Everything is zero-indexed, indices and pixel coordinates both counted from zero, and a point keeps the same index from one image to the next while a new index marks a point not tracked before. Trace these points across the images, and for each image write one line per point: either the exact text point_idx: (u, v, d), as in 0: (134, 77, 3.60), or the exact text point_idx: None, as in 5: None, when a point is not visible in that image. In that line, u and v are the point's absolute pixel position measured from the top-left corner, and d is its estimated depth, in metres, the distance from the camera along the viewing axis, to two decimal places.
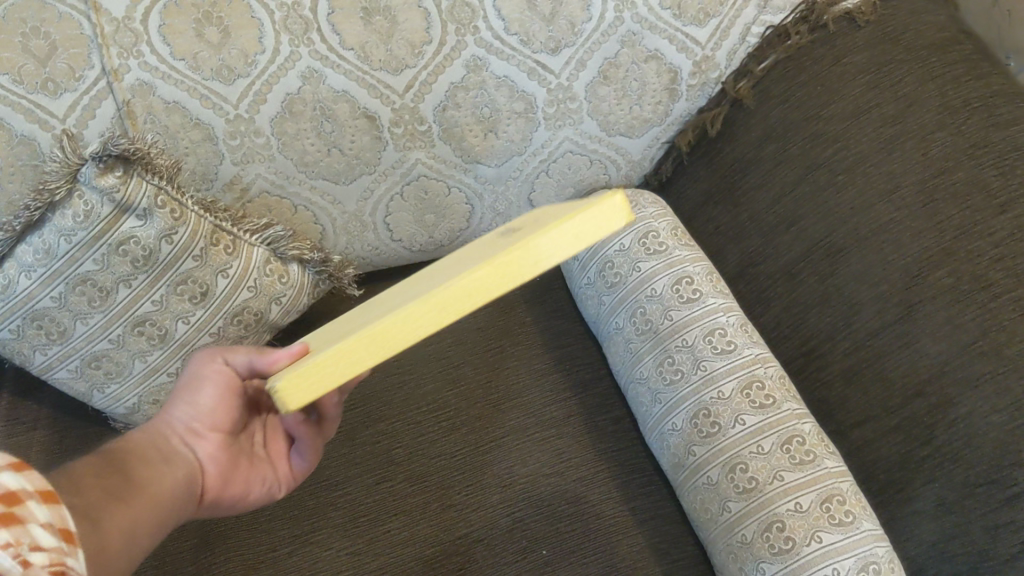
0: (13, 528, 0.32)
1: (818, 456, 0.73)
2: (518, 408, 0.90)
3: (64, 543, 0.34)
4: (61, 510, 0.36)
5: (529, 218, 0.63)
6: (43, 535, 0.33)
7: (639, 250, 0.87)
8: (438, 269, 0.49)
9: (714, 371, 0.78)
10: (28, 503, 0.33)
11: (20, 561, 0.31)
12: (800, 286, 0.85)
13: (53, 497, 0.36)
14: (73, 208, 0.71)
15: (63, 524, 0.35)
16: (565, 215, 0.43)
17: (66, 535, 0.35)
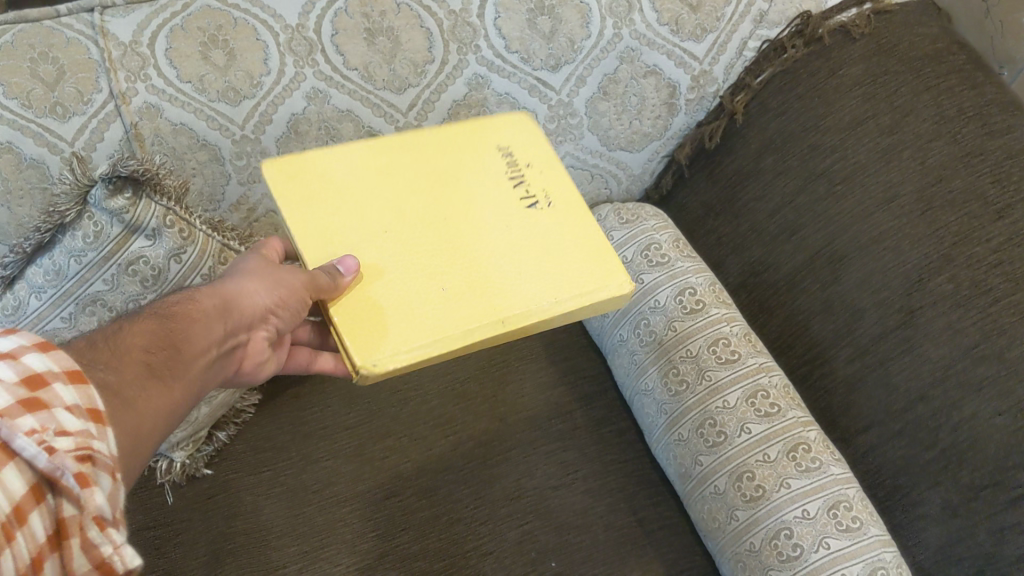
0: (41, 415, 0.36)
1: (823, 463, 0.74)
2: (524, 421, 0.90)
3: (92, 426, 0.39)
4: (90, 391, 0.40)
5: (508, 218, 0.65)
6: (70, 420, 0.37)
7: (641, 262, 0.87)
8: (476, 255, 0.62)
9: (719, 381, 0.79)
10: (54, 387, 0.38)
11: (46, 448, 0.35)
12: (801, 296, 0.86)
13: (81, 381, 0.40)
14: (83, 229, 0.71)
15: (90, 404, 0.40)
16: (555, 284, 0.62)
17: (91, 415, 0.39)
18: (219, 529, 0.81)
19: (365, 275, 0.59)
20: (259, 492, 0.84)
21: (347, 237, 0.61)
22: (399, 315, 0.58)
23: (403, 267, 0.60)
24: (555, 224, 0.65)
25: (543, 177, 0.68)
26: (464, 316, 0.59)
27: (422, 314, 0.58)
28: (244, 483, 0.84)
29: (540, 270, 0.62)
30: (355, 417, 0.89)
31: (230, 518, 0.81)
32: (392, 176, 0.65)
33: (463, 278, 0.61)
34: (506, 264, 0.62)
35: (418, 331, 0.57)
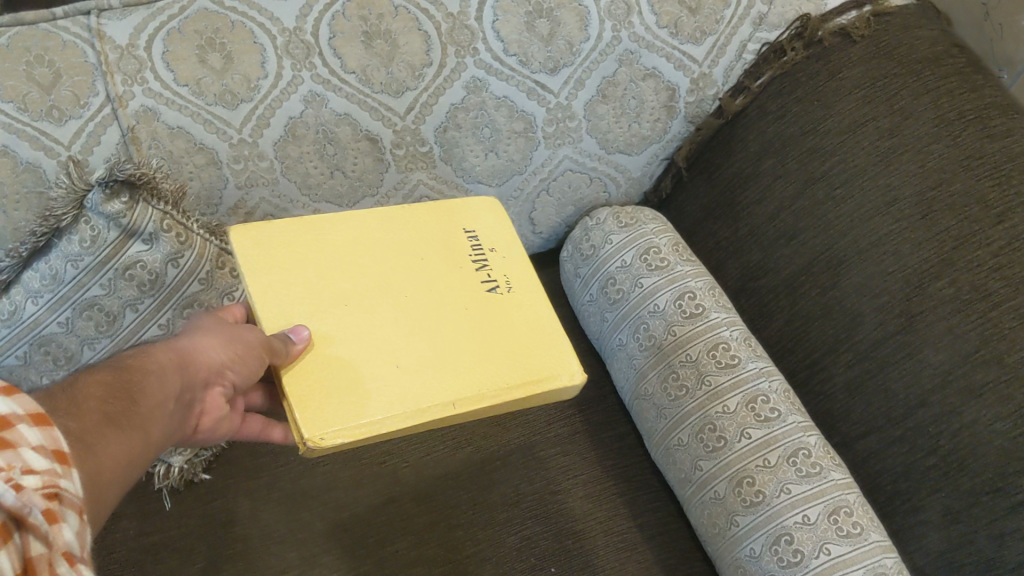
0: (5, 453, 0.34)
1: (824, 468, 0.74)
2: (523, 426, 0.90)
3: (57, 466, 0.37)
4: (53, 432, 0.38)
5: (467, 290, 0.64)
6: (36, 459, 0.35)
7: (641, 266, 0.86)
8: (430, 325, 0.61)
9: (719, 386, 0.79)
10: (19, 427, 0.36)
11: (13, 486, 0.33)
12: (801, 299, 0.85)
13: (47, 425, 0.38)
14: (80, 234, 0.71)
15: (54, 445, 0.38)
16: (512, 361, 0.61)
17: (56, 456, 0.37)
18: (217, 536, 0.81)
19: (317, 343, 0.58)
20: (259, 497, 0.83)
21: (308, 303, 0.60)
22: (352, 382, 0.56)
23: (359, 337, 0.59)
24: (511, 300, 0.65)
25: (507, 263, 0.68)
26: (418, 386, 0.57)
27: (373, 385, 0.56)
28: (243, 489, 0.84)
29: (497, 346, 0.61)
30: None
31: (227, 524, 0.81)
32: (357, 247, 0.64)
33: (421, 349, 0.59)
34: (462, 336, 0.61)
35: (374, 401, 0.55)
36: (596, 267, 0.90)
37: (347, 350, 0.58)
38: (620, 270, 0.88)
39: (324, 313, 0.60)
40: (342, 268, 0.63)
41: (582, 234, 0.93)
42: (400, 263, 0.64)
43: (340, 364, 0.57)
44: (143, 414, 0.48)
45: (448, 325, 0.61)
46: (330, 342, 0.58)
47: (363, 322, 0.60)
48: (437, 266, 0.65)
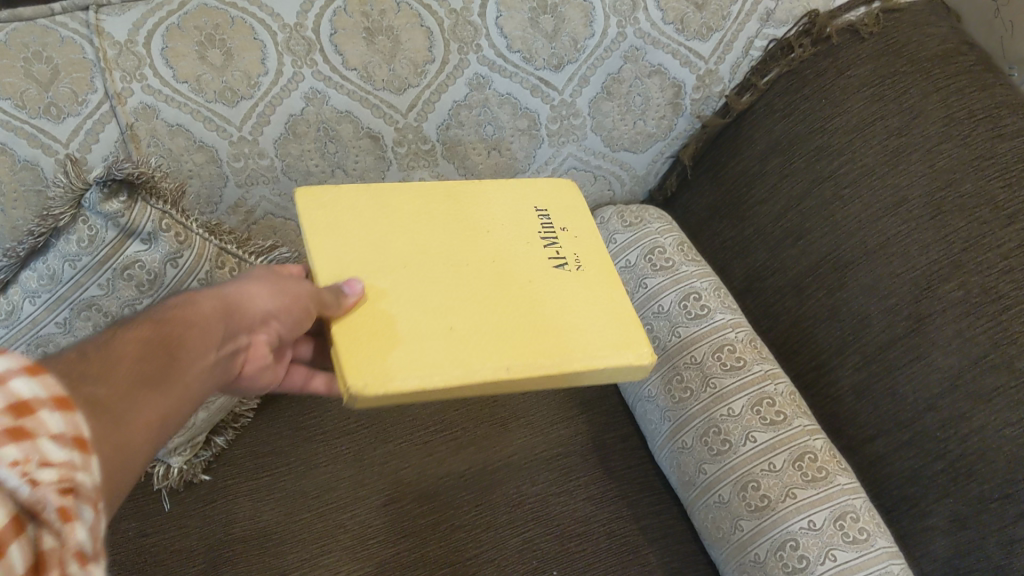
0: (24, 444, 0.30)
1: (830, 473, 0.73)
2: (525, 427, 0.89)
3: (78, 458, 0.33)
4: (75, 419, 0.34)
5: (529, 261, 0.64)
6: (54, 449, 0.31)
7: (646, 266, 0.85)
8: (489, 295, 0.60)
9: (723, 389, 0.78)
10: (39, 413, 0.32)
11: (28, 479, 0.29)
12: (807, 301, 0.84)
13: (65, 408, 0.33)
14: (77, 233, 0.70)
15: (77, 433, 0.34)
16: (572, 337, 0.60)
17: (77, 441, 0.33)
18: (216, 538, 0.80)
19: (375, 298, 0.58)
20: (260, 498, 0.83)
21: (371, 265, 0.60)
22: (406, 339, 0.56)
23: (417, 299, 0.59)
24: (575, 279, 0.64)
25: (576, 242, 0.68)
26: (473, 350, 0.56)
27: (428, 343, 0.56)
28: (244, 489, 0.83)
29: (557, 319, 0.60)
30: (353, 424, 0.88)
31: (227, 526, 0.80)
32: (424, 219, 0.65)
33: (478, 315, 0.59)
34: (519, 306, 0.60)
35: (428, 361, 0.54)
36: None
37: (398, 307, 0.58)
38: (624, 271, 0.87)
39: (388, 273, 0.60)
40: (407, 236, 0.63)
41: None
42: (464, 229, 0.65)
43: (396, 324, 0.56)
44: (182, 371, 0.46)
45: (507, 294, 0.61)
46: (389, 300, 0.58)
47: (424, 285, 0.60)
48: (500, 240, 0.65)
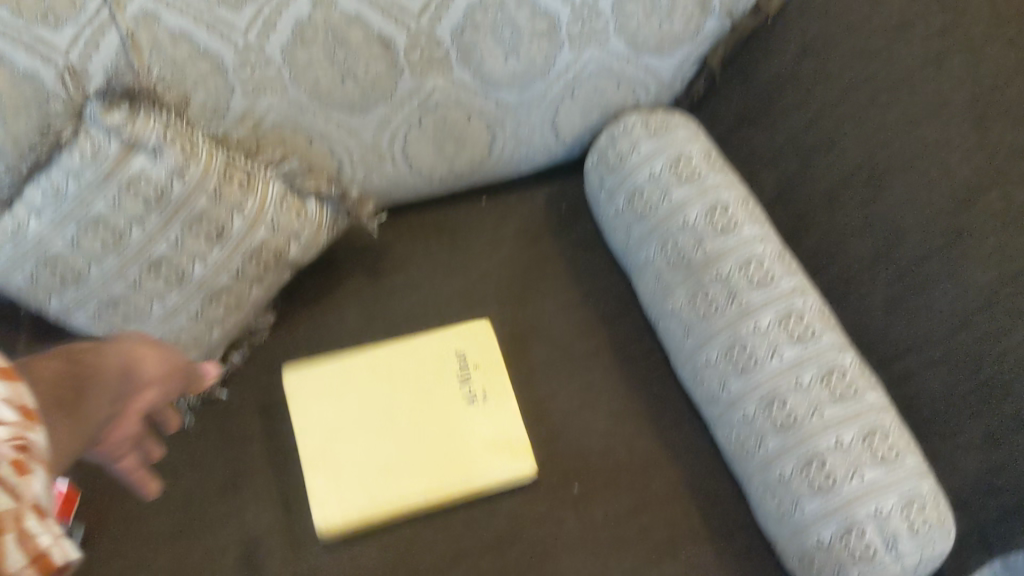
0: None
1: (860, 390, 0.71)
2: (545, 343, 0.87)
3: (23, 419, 0.39)
4: (20, 388, 0.40)
5: (387, 424, 0.78)
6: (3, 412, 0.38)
7: (670, 177, 0.82)
8: (405, 420, 0.78)
9: (750, 304, 0.75)
10: None
11: None
12: (838, 213, 0.81)
13: (16, 379, 0.40)
14: (81, 149, 0.68)
15: (23, 402, 0.40)
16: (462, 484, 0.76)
17: (25, 410, 0.40)
18: (235, 455, 0.79)
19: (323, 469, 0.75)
20: (278, 415, 0.82)
21: (354, 433, 0.77)
22: (365, 486, 0.75)
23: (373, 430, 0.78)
24: (425, 401, 0.80)
25: (423, 353, 0.82)
26: (418, 493, 0.75)
27: (390, 484, 0.75)
28: (261, 406, 0.82)
29: (455, 479, 0.76)
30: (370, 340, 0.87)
31: (246, 443, 0.80)
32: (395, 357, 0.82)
33: (377, 442, 0.77)
34: (428, 420, 0.79)
35: (395, 497, 0.74)
36: (621, 177, 0.85)
37: (335, 461, 0.76)
38: (648, 182, 0.83)
39: (316, 421, 0.78)
40: (364, 369, 0.80)
41: (608, 142, 0.88)
42: (414, 371, 0.81)
43: (379, 479, 0.75)
44: (83, 410, 0.54)
45: (417, 453, 0.77)
46: (330, 469, 0.75)
47: (358, 414, 0.78)
48: (436, 389, 0.80)
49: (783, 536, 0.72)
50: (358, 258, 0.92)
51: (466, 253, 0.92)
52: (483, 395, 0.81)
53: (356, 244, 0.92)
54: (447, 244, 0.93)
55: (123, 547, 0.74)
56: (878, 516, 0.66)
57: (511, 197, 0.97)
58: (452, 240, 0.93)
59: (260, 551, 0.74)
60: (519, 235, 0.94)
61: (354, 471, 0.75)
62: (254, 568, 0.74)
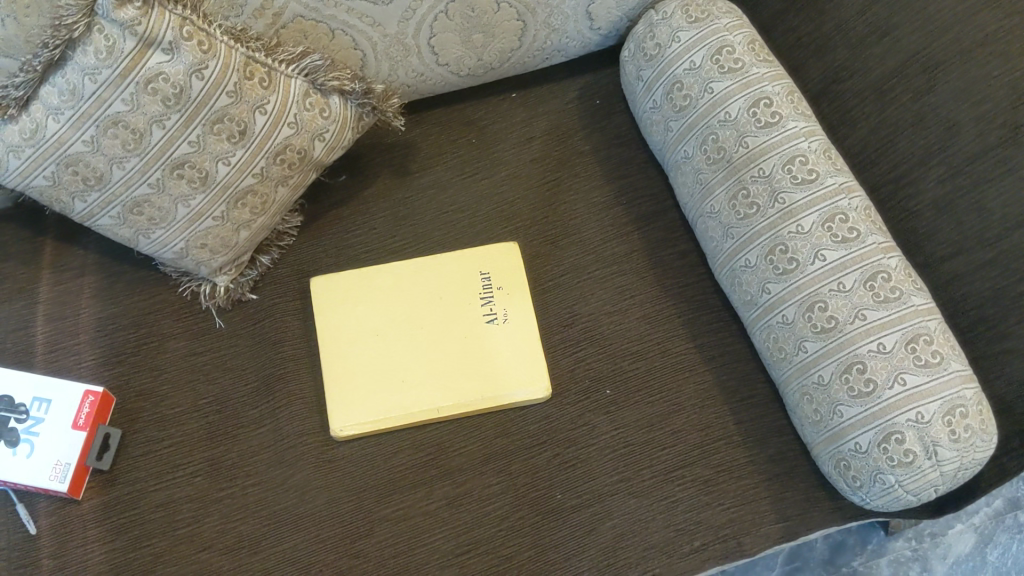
0: None
1: (904, 293, 0.68)
2: (577, 244, 0.85)
3: None
4: None
5: (412, 340, 0.78)
6: None
7: (712, 68, 0.77)
8: (424, 328, 0.78)
9: (793, 204, 0.72)
10: None
11: None
12: (890, 106, 0.77)
13: None
14: (94, 45, 0.64)
15: None
16: (480, 402, 0.76)
17: None
18: (266, 358, 0.79)
19: (340, 374, 0.76)
20: (308, 318, 0.81)
21: (376, 343, 0.78)
22: (380, 396, 0.76)
23: (393, 340, 0.78)
24: (446, 313, 0.79)
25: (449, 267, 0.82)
26: (437, 408, 0.75)
27: (406, 396, 0.76)
28: (291, 309, 0.82)
29: (475, 397, 0.76)
30: (399, 241, 0.85)
31: (276, 346, 0.80)
32: (419, 269, 0.81)
33: (398, 350, 0.77)
34: (447, 334, 0.78)
35: (408, 410, 0.75)
36: (660, 69, 0.81)
37: (355, 369, 0.77)
38: (687, 74, 0.79)
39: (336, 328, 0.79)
40: (388, 282, 0.80)
41: (646, 30, 0.83)
42: (434, 293, 0.80)
43: (394, 390, 0.76)
44: None
45: (437, 371, 0.77)
46: (348, 378, 0.76)
47: (379, 323, 0.79)
48: (460, 302, 0.80)
49: (819, 440, 0.72)
50: (385, 156, 0.89)
51: (495, 151, 0.89)
52: (503, 316, 0.79)
53: (383, 142, 0.90)
54: (475, 142, 0.90)
55: (160, 448, 0.75)
56: (919, 422, 0.65)
57: (543, 90, 0.93)
58: (481, 138, 0.90)
59: (293, 453, 0.75)
60: (551, 131, 0.91)
61: (368, 374, 0.76)
62: (289, 469, 0.75)
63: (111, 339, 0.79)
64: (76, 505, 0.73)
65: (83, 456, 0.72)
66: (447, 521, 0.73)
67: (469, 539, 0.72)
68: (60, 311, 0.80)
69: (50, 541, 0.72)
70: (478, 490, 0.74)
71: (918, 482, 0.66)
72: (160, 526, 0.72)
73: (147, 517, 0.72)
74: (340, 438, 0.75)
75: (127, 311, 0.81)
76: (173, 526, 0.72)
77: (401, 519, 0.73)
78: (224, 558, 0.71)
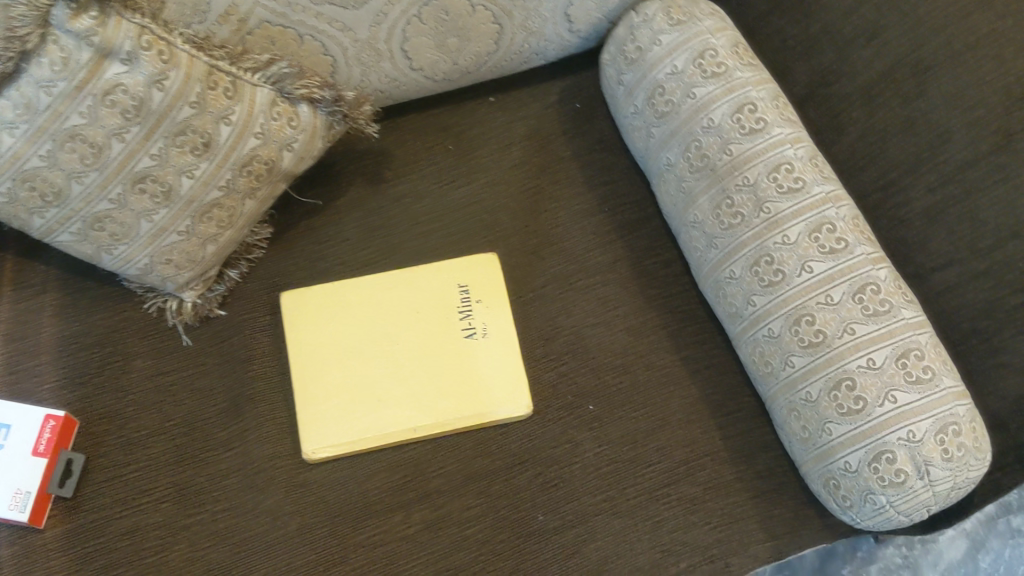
0: None
1: (894, 306, 0.66)
2: (558, 254, 0.82)
3: None
4: None
5: (388, 357, 0.75)
6: None
7: (694, 73, 0.75)
8: (401, 344, 0.76)
9: (779, 214, 0.70)
10: None
11: None
12: (878, 112, 0.74)
13: None
14: (49, 56, 0.61)
15: None
16: (461, 421, 0.73)
17: None
18: (238, 375, 0.77)
19: (312, 393, 0.74)
20: (279, 334, 0.79)
21: (349, 361, 0.75)
22: (355, 416, 0.73)
23: (369, 358, 0.75)
24: (425, 328, 0.77)
25: (428, 280, 0.79)
26: (418, 427, 0.73)
27: (384, 415, 0.73)
28: (262, 325, 0.79)
29: (457, 416, 0.73)
30: (373, 253, 0.82)
31: (247, 364, 0.77)
32: (394, 283, 0.78)
33: (375, 368, 0.75)
34: (426, 349, 0.76)
35: (386, 430, 0.73)
36: (641, 73, 0.78)
37: (328, 389, 0.74)
38: (669, 78, 0.76)
39: (310, 343, 0.76)
40: (361, 297, 0.78)
41: (627, 32, 0.80)
42: (412, 306, 0.78)
43: (371, 410, 0.73)
44: None
45: (417, 389, 0.74)
46: (321, 396, 0.74)
47: (352, 340, 0.76)
48: (438, 316, 0.77)
49: (807, 457, 0.69)
50: (358, 163, 0.86)
51: (472, 157, 0.87)
52: (483, 330, 0.77)
53: (356, 149, 0.87)
54: (452, 148, 0.87)
55: (126, 472, 0.72)
56: (911, 441, 0.62)
57: (521, 92, 0.90)
58: (458, 144, 0.87)
59: (266, 476, 0.73)
60: (531, 136, 0.88)
61: (342, 392, 0.74)
62: (262, 493, 0.72)
63: (75, 358, 0.77)
64: (38, 535, 0.70)
65: (44, 483, 0.69)
66: (426, 545, 0.71)
67: (448, 564, 0.70)
68: (21, 330, 0.78)
69: (13, 571, 0.69)
70: (457, 513, 0.72)
71: (910, 502, 0.64)
72: (128, 554, 0.70)
73: (114, 545, 0.70)
74: (312, 461, 0.72)
75: (91, 329, 0.78)
76: (141, 554, 0.70)
77: (377, 544, 0.70)
78: None
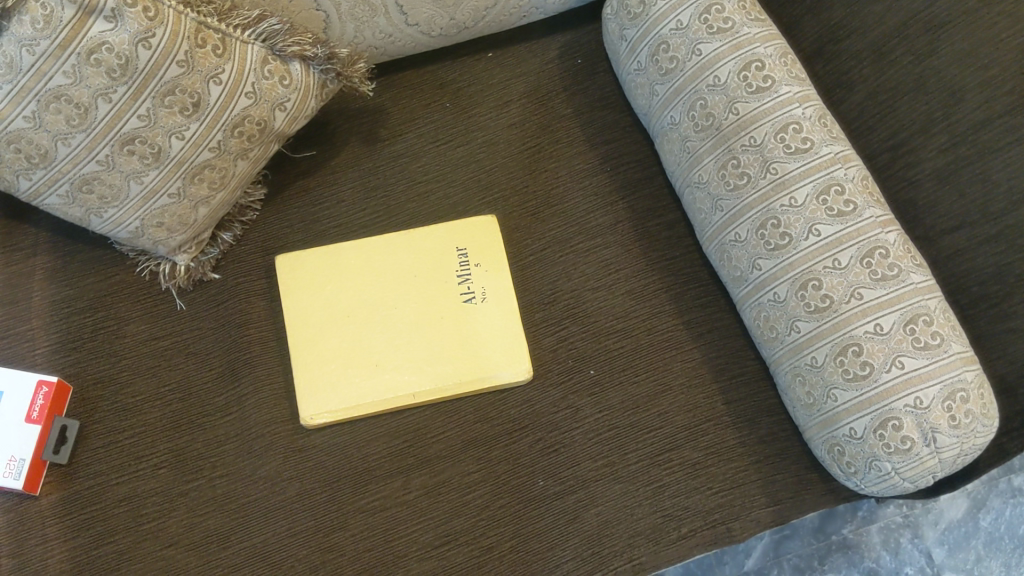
0: None
1: (903, 271, 0.64)
2: (558, 215, 0.81)
3: None
4: None
5: (385, 322, 0.74)
6: None
7: (699, 28, 0.72)
8: (398, 308, 0.74)
9: (786, 175, 0.68)
10: None
11: None
12: (889, 70, 0.72)
13: None
14: (30, 14, 0.59)
15: None
16: (460, 387, 0.72)
17: None
18: (233, 341, 0.75)
19: (308, 358, 0.73)
20: (274, 299, 0.77)
21: (346, 326, 0.74)
22: (352, 381, 0.72)
23: (366, 322, 0.74)
24: (423, 293, 0.75)
25: (426, 243, 0.77)
26: (417, 393, 0.72)
27: (382, 380, 0.72)
28: (256, 289, 0.77)
29: (456, 382, 0.72)
30: (369, 215, 0.80)
31: (242, 328, 0.76)
32: (390, 246, 0.77)
33: (372, 333, 0.73)
34: (424, 313, 0.74)
35: (383, 395, 0.72)
36: (644, 28, 0.76)
37: (323, 354, 0.73)
38: (674, 34, 0.74)
39: (304, 308, 0.74)
40: (357, 260, 0.76)
41: None
42: (410, 270, 0.76)
43: (368, 375, 0.72)
44: None
45: (415, 354, 0.73)
46: (316, 361, 0.73)
47: (348, 304, 0.74)
48: (436, 280, 0.76)
49: (812, 423, 0.69)
50: (353, 122, 0.84)
51: (470, 116, 0.84)
52: (482, 295, 0.76)
53: (351, 107, 0.84)
54: (449, 107, 0.85)
55: (121, 439, 0.71)
56: (918, 408, 0.61)
57: (521, 48, 0.87)
58: (455, 102, 0.85)
59: (263, 442, 0.72)
60: (530, 94, 0.86)
61: (339, 357, 0.73)
62: (259, 459, 0.71)
63: (67, 323, 0.75)
64: (33, 502, 0.69)
65: (38, 450, 0.68)
66: (425, 511, 0.70)
67: (447, 530, 0.69)
68: (12, 294, 0.76)
69: (8, 539, 0.68)
70: (456, 479, 0.71)
71: (915, 469, 0.63)
72: (124, 521, 0.69)
73: (110, 512, 0.69)
74: (310, 426, 0.71)
75: (83, 293, 0.76)
76: (137, 520, 0.69)
77: (376, 511, 0.70)
78: (193, 555, 0.68)
